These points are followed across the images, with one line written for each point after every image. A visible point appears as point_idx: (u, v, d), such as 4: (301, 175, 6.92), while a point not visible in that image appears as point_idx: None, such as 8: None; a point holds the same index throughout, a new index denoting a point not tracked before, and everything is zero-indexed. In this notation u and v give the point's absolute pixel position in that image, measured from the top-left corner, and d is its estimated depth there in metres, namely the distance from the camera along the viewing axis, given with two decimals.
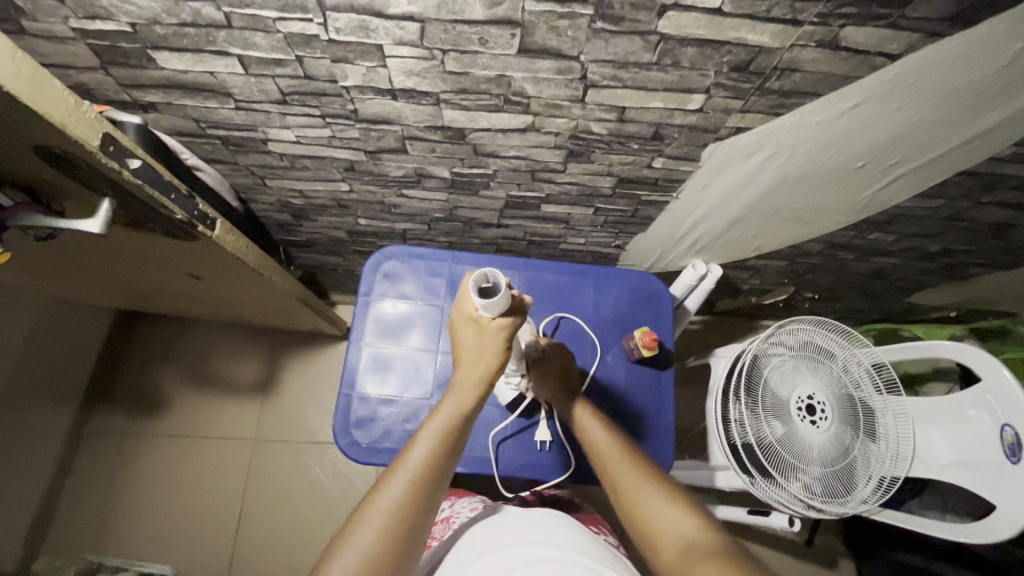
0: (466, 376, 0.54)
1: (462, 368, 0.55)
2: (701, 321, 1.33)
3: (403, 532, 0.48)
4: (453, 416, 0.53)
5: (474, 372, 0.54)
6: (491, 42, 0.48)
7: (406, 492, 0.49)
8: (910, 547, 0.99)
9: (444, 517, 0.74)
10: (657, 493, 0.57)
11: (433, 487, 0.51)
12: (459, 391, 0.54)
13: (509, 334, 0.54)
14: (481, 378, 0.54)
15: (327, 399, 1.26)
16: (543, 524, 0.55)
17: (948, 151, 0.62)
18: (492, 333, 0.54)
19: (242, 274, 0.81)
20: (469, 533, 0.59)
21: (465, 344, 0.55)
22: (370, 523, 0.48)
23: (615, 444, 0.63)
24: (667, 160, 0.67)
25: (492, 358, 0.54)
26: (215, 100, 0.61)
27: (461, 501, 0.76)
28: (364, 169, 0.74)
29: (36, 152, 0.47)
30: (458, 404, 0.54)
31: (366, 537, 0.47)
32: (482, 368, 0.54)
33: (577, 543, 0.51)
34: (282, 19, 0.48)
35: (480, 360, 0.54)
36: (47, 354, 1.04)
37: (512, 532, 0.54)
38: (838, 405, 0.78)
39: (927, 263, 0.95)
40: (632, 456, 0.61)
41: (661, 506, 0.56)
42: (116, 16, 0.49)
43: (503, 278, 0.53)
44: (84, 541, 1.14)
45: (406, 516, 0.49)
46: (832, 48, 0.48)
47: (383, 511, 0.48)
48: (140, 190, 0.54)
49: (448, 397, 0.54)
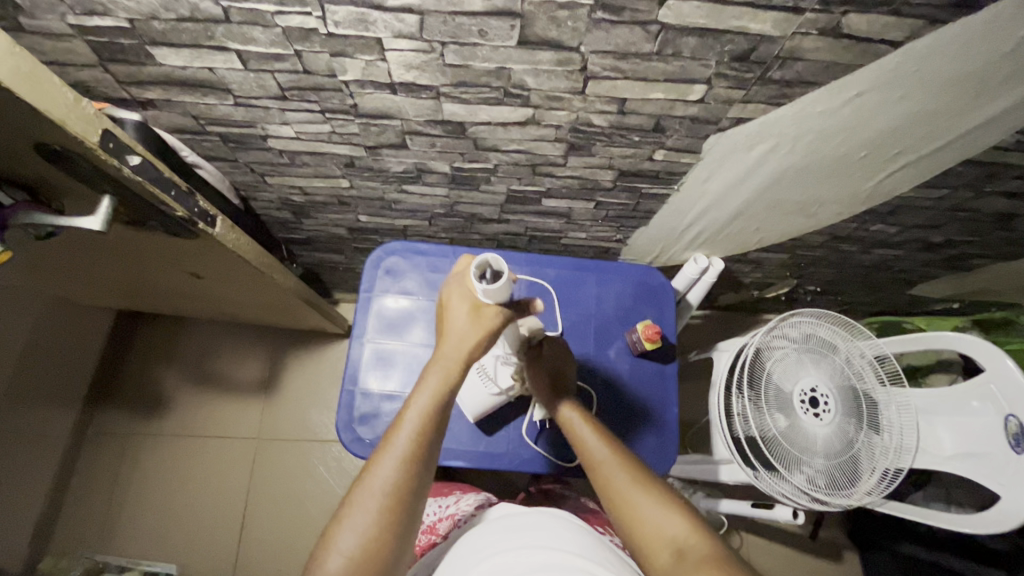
0: (453, 350, 0.54)
1: (449, 343, 0.54)
2: (703, 315, 1.32)
3: (398, 511, 0.49)
4: (441, 392, 0.53)
5: (461, 348, 0.54)
6: (491, 34, 0.48)
7: (398, 472, 0.50)
8: (915, 539, 0.99)
9: (448, 514, 0.74)
10: (649, 493, 0.57)
11: (424, 464, 0.51)
12: (445, 365, 0.54)
13: (503, 313, 0.55)
14: (467, 352, 0.54)
15: (329, 397, 1.26)
16: (547, 527, 0.54)
17: (952, 140, 0.62)
18: (486, 313, 0.54)
19: (245, 272, 0.81)
20: (472, 534, 0.59)
21: (454, 319, 0.55)
22: (364, 505, 0.48)
23: (608, 449, 0.61)
24: (668, 152, 0.67)
25: (479, 336, 0.54)
26: (215, 97, 0.61)
27: (466, 499, 0.75)
28: (364, 165, 0.74)
29: (36, 149, 0.47)
30: (444, 377, 0.53)
31: (362, 519, 0.48)
32: (469, 344, 0.54)
33: (584, 548, 0.51)
34: (281, 13, 0.47)
35: (474, 334, 0.54)
36: (48, 353, 1.04)
37: (517, 535, 0.53)
38: (841, 397, 0.78)
39: (930, 254, 0.95)
40: (626, 460, 0.60)
41: (656, 510, 0.55)
42: (114, 12, 0.49)
43: (507, 267, 0.53)
44: (90, 541, 1.14)
45: (399, 496, 0.49)
46: (834, 36, 0.47)
47: (376, 492, 0.49)
48: (139, 186, 0.54)
49: (432, 369, 0.54)
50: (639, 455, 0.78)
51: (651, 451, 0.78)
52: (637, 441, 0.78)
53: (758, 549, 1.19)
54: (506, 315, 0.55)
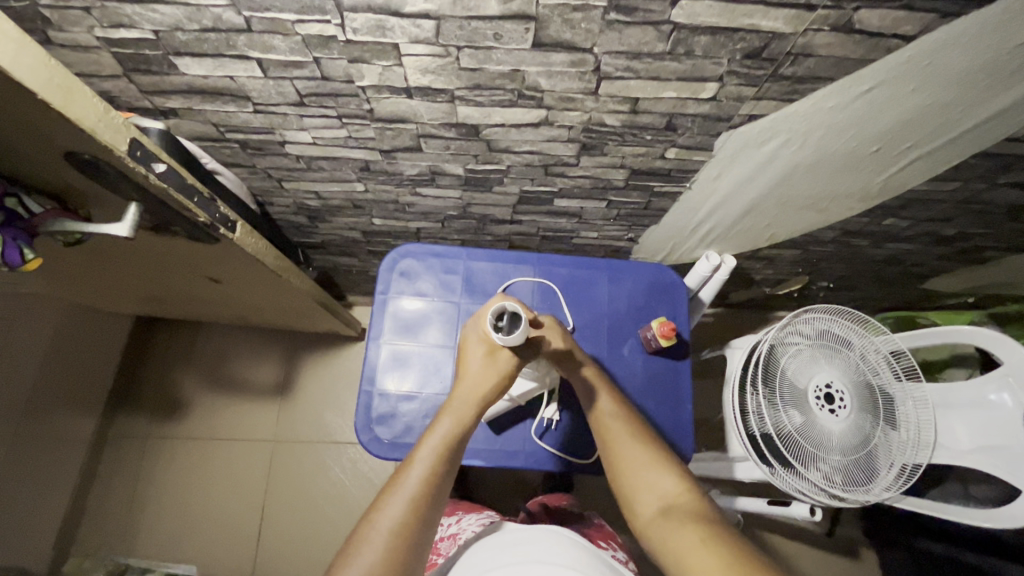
0: (468, 394, 0.60)
1: (464, 387, 0.61)
2: (714, 313, 1.32)
3: (403, 551, 0.49)
4: (453, 432, 0.58)
5: (475, 390, 0.60)
6: (505, 37, 0.49)
7: (406, 510, 0.51)
8: (933, 535, 0.98)
9: (450, 533, 0.74)
10: (645, 460, 0.61)
11: (431, 506, 0.53)
12: (458, 408, 0.59)
13: (517, 357, 0.62)
14: (482, 395, 0.60)
15: (344, 399, 1.27)
16: (544, 539, 0.55)
17: (965, 133, 0.62)
18: (497, 355, 0.62)
19: (262, 276, 0.82)
20: (472, 550, 0.59)
21: (470, 361, 0.62)
22: (373, 542, 0.49)
23: (617, 411, 0.66)
24: (679, 150, 0.67)
25: (493, 380, 0.61)
26: (234, 105, 0.62)
27: (467, 519, 0.76)
28: (379, 169, 0.75)
29: (66, 158, 0.48)
30: (458, 419, 0.59)
31: (368, 556, 0.48)
32: (483, 389, 0.60)
33: (578, 559, 0.52)
34: (300, 21, 0.49)
35: (489, 379, 0.61)
36: (69, 358, 1.05)
37: (514, 549, 0.54)
38: (857, 393, 0.77)
39: (944, 248, 0.94)
40: (629, 421, 0.65)
41: (647, 466, 0.61)
42: (140, 24, 0.51)
43: (519, 309, 0.61)
44: (113, 543, 1.15)
45: (406, 534, 0.50)
46: (846, 31, 0.48)
47: (384, 529, 0.50)
48: (164, 193, 0.55)
49: (446, 412, 0.59)
50: None
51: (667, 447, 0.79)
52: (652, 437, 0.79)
53: (774, 547, 1.19)
54: (518, 360, 0.63)
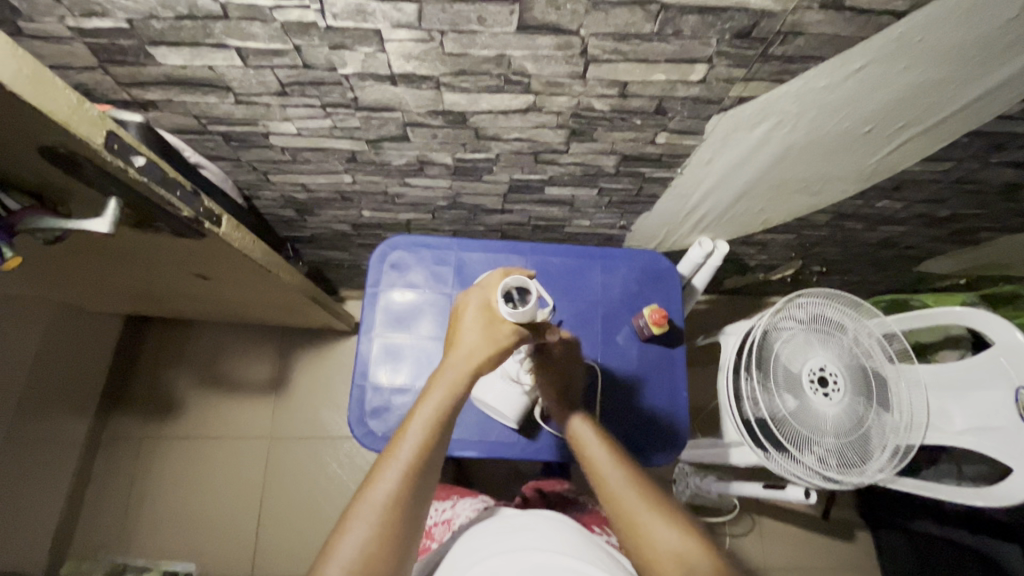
0: (460, 363, 0.55)
1: (455, 357, 0.56)
2: (707, 300, 1.32)
3: (398, 523, 0.49)
4: (445, 405, 0.54)
5: (466, 360, 0.55)
6: (490, 20, 0.48)
7: (399, 484, 0.50)
8: (926, 515, 0.99)
9: (445, 518, 0.74)
10: (656, 511, 0.55)
11: (426, 479, 0.51)
12: (449, 379, 0.55)
13: (519, 332, 0.57)
14: (474, 364, 0.55)
15: (339, 393, 1.27)
16: (540, 526, 0.55)
17: (956, 112, 0.62)
18: (498, 327, 0.57)
19: (250, 271, 0.81)
20: (468, 536, 0.59)
21: (465, 330, 0.57)
22: (365, 517, 0.48)
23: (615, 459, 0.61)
24: (670, 135, 0.66)
25: (487, 348, 0.56)
26: (215, 95, 0.61)
27: (462, 504, 0.76)
28: (366, 160, 0.74)
29: (41, 153, 0.47)
30: (450, 390, 0.54)
31: (362, 532, 0.48)
32: (476, 359, 0.55)
33: (574, 546, 0.52)
34: (278, 7, 0.47)
35: (484, 348, 0.55)
36: (59, 359, 1.04)
37: (509, 537, 0.54)
38: (850, 376, 0.77)
39: (936, 229, 0.94)
40: (628, 471, 0.59)
41: (653, 520, 0.54)
42: (112, 12, 0.49)
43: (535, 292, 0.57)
44: (110, 544, 1.15)
45: (400, 513, 0.49)
46: (835, 9, 0.47)
47: (376, 503, 0.49)
48: (143, 186, 0.54)
49: (438, 381, 0.55)
50: (649, 439, 0.78)
51: (661, 434, 0.79)
52: (648, 425, 0.79)
53: (770, 530, 1.20)
54: (520, 334, 0.57)
